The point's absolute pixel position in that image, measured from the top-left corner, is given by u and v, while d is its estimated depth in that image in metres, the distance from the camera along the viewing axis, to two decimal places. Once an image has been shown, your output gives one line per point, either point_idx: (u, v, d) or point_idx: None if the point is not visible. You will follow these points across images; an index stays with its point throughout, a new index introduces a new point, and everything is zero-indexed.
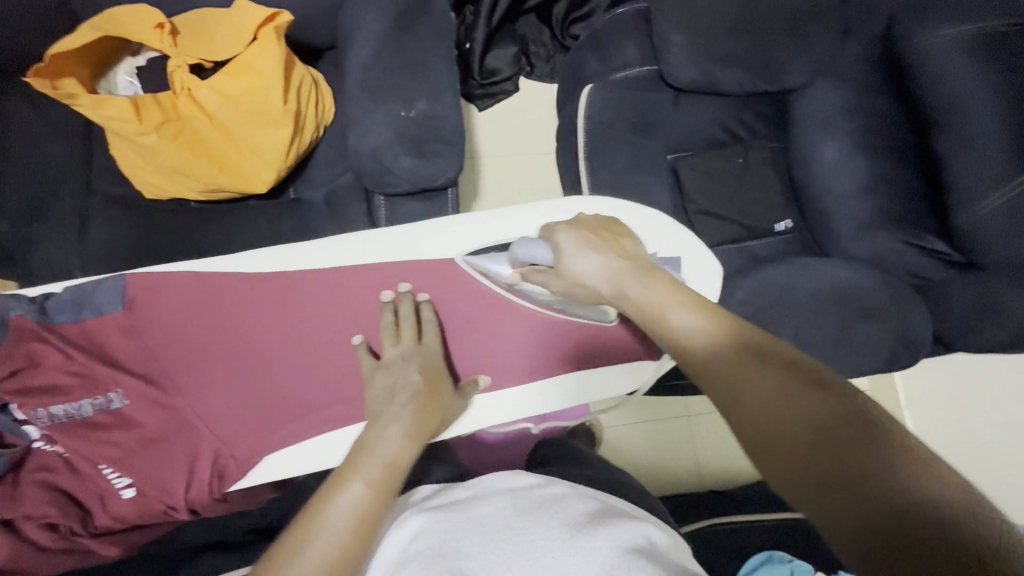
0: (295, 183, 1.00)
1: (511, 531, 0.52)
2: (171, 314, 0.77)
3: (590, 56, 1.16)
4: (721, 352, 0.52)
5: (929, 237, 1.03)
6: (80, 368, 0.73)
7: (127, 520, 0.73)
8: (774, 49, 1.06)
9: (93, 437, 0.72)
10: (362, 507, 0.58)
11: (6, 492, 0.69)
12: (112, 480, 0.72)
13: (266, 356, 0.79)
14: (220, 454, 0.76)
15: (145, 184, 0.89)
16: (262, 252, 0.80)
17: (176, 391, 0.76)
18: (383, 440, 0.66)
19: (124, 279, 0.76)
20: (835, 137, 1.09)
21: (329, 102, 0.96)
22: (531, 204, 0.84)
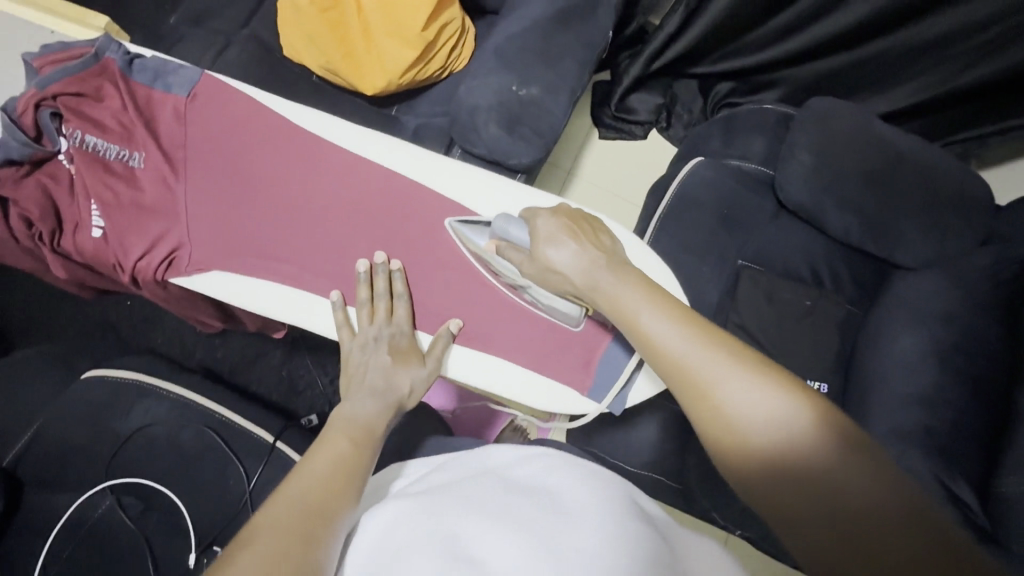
0: (399, 105, 1.06)
1: (496, 516, 0.52)
2: (220, 119, 0.83)
3: (716, 135, 1.17)
4: (692, 364, 0.55)
5: (961, 483, 0.86)
6: (126, 121, 0.81)
7: (83, 256, 0.77)
8: (892, 218, 1.01)
9: (102, 175, 0.78)
10: (346, 459, 0.61)
11: (14, 177, 0.75)
12: (91, 216, 0.77)
13: (269, 192, 0.82)
14: (180, 247, 0.79)
15: (286, 40, 1.00)
16: (315, 113, 0.84)
17: (184, 179, 0.81)
18: (358, 410, 0.67)
19: (202, 74, 0.84)
20: (914, 333, 0.97)
21: (467, 54, 1.03)
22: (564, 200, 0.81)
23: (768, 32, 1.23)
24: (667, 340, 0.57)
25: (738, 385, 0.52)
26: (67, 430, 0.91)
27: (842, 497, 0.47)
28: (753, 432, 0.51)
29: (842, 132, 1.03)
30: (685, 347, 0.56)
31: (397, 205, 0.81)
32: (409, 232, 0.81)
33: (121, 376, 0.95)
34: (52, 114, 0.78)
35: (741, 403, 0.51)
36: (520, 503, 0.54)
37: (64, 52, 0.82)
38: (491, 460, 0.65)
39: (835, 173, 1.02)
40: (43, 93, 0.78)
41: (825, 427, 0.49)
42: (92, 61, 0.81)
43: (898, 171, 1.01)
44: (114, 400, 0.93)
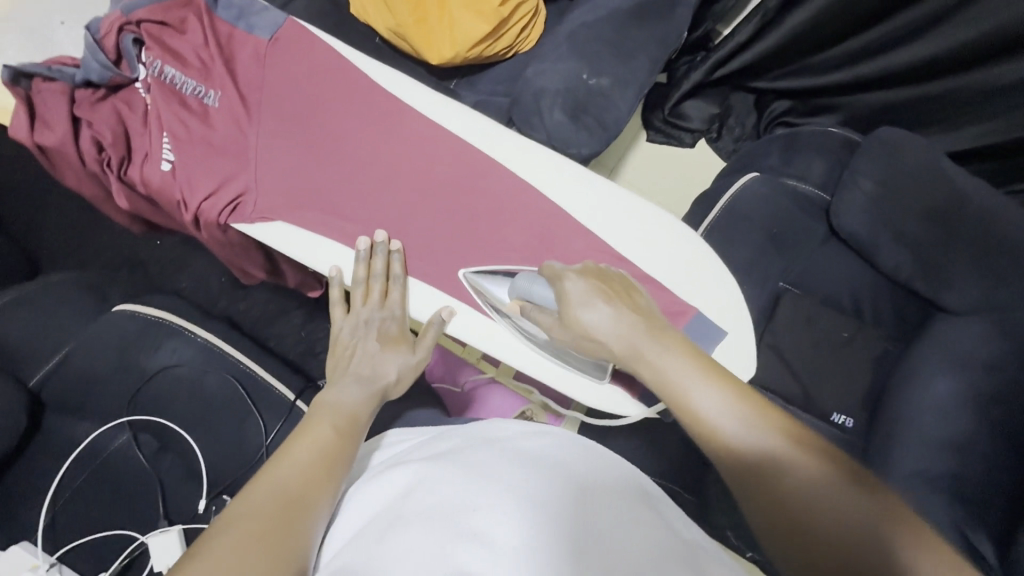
0: (459, 79, 1.04)
1: (492, 486, 0.49)
2: (299, 72, 0.82)
3: (775, 151, 1.15)
4: (741, 440, 0.49)
5: (983, 537, 0.84)
6: (205, 57, 0.79)
7: (148, 187, 0.76)
8: (948, 260, 0.98)
9: (176, 107, 0.76)
10: (330, 448, 0.59)
11: (93, 98, 0.76)
12: (162, 149, 0.76)
13: (336, 147, 0.80)
14: (246, 193, 0.76)
15: (356, 0, 0.99)
16: (393, 74, 0.83)
17: (256, 126, 0.79)
18: (337, 395, 0.65)
19: (286, 18, 0.83)
20: (949, 377, 0.93)
21: (536, 37, 1.01)
22: (626, 194, 0.79)
23: (839, 55, 1.20)
24: (654, 353, 0.57)
25: (719, 403, 0.51)
26: (91, 360, 0.91)
27: (824, 524, 0.43)
28: (729, 448, 0.49)
29: (908, 164, 1.00)
30: (672, 364, 0.55)
31: (461, 179, 0.80)
32: (462, 209, 0.79)
33: (153, 313, 0.94)
34: (135, 41, 0.77)
35: (721, 421, 0.50)
36: (507, 472, 0.51)
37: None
38: (482, 433, 0.62)
39: (894, 207, 1.00)
40: (128, 18, 0.77)
41: (808, 455, 0.47)
42: None
43: (956, 212, 0.98)
44: (146, 335, 0.92)
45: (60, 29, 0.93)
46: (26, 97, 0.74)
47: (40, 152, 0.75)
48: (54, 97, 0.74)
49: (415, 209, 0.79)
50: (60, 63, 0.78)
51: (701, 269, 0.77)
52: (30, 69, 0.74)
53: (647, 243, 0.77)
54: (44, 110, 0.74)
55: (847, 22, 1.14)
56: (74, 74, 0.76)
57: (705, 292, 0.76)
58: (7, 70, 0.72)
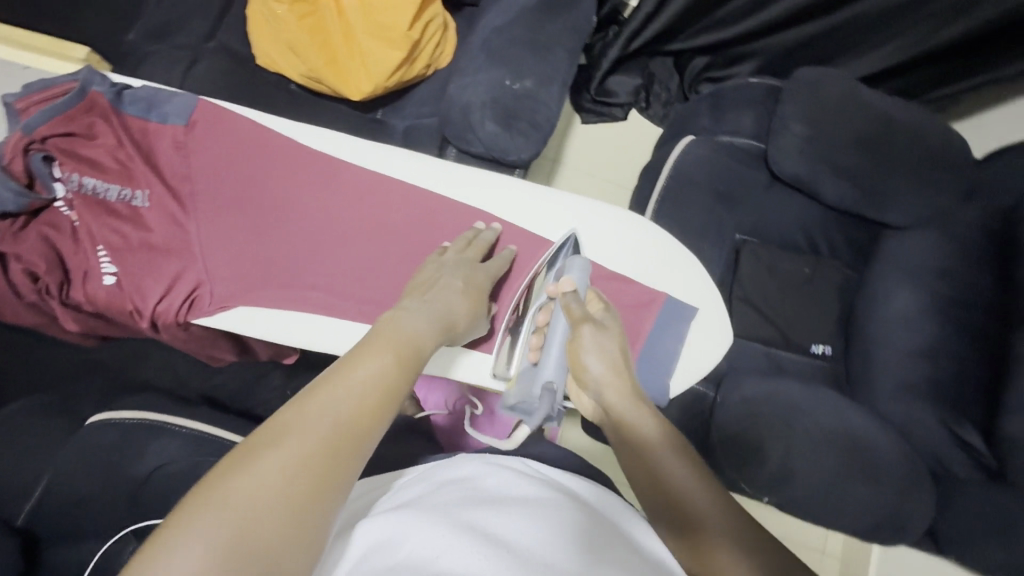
0: (384, 108, 1.04)
1: (454, 521, 0.48)
2: (220, 146, 0.79)
3: (705, 112, 1.17)
4: (674, 484, 0.61)
5: (968, 427, 0.89)
6: (123, 158, 0.76)
7: (96, 304, 0.73)
8: (888, 179, 1.02)
9: (107, 218, 0.74)
10: (388, 383, 0.48)
11: (15, 229, 0.73)
12: (101, 263, 0.73)
13: (277, 215, 0.79)
14: (201, 285, 0.74)
15: (259, 49, 0.95)
16: (319, 131, 0.83)
17: (193, 214, 0.77)
18: (410, 321, 0.55)
19: (196, 100, 0.80)
20: (911, 289, 0.99)
21: (450, 50, 1.01)
22: (580, 198, 0.83)
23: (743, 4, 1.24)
24: (634, 416, 0.64)
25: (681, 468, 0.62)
26: (76, 478, 0.87)
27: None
28: (680, 498, 0.60)
29: (831, 98, 1.04)
30: (652, 432, 0.64)
31: (415, 215, 0.80)
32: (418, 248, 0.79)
33: (126, 417, 0.92)
34: (44, 159, 0.74)
35: (683, 483, 0.61)
36: (479, 509, 0.51)
37: (50, 89, 0.77)
38: (440, 474, 0.61)
39: (827, 141, 1.03)
40: (29, 136, 0.73)
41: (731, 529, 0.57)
42: (78, 97, 0.75)
43: (885, 134, 1.02)
44: (129, 440, 0.90)
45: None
46: None
47: None
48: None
49: (371, 255, 0.78)
50: None
51: (665, 252, 0.83)
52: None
53: (608, 237, 0.82)
54: None
55: None
56: None
57: (672, 272, 0.82)
58: None
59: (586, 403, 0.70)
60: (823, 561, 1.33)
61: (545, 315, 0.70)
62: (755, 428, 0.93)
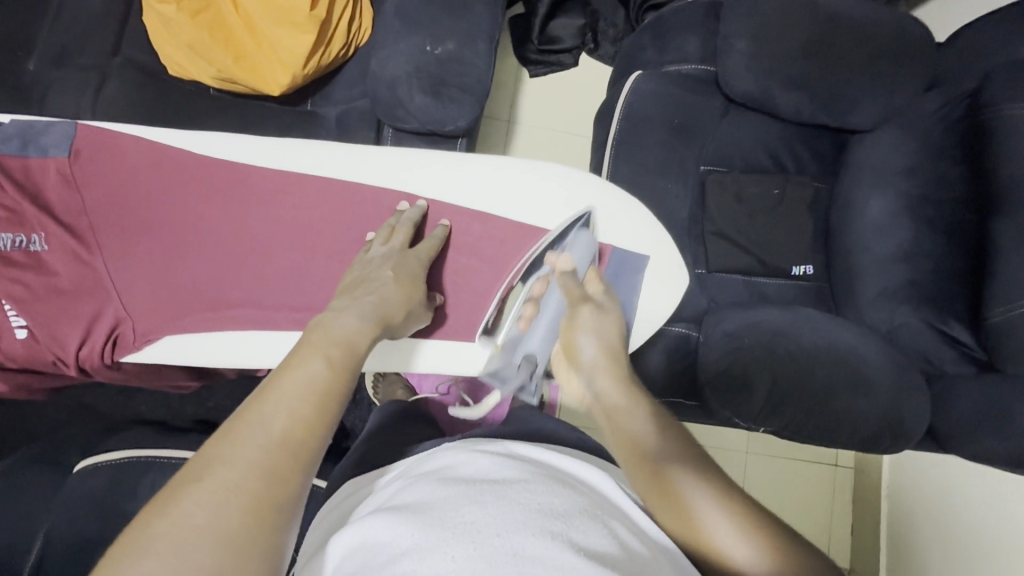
0: (314, 97, 0.98)
1: (425, 512, 0.44)
2: (115, 174, 0.77)
3: (649, 43, 1.10)
4: (659, 455, 0.53)
5: (954, 324, 0.87)
6: (10, 203, 0.73)
7: (17, 360, 0.71)
8: (844, 83, 0.97)
9: (5, 268, 0.71)
10: (321, 383, 0.48)
11: None
12: (9, 317, 0.71)
13: (193, 236, 0.78)
14: (120, 322, 0.74)
15: (168, 58, 0.89)
16: (223, 139, 0.79)
17: (99, 251, 0.75)
18: (338, 320, 0.56)
19: (74, 126, 0.77)
20: (884, 192, 0.96)
21: (368, 23, 0.94)
22: (520, 163, 0.82)
23: None
24: (619, 395, 0.60)
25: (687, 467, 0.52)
26: (73, 525, 0.87)
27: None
28: (665, 469, 0.52)
29: (776, 5, 0.98)
30: (650, 434, 0.56)
31: (336, 210, 0.79)
32: (348, 245, 0.78)
33: (116, 455, 0.92)
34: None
35: (669, 465, 0.52)
36: (452, 493, 0.46)
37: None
38: (420, 467, 0.57)
39: (777, 52, 0.98)
40: None
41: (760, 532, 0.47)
42: None
43: (836, 33, 0.97)
44: (122, 479, 0.90)
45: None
46: None
47: None
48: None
49: (301, 260, 0.78)
50: None
51: (611, 206, 0.82)
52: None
53: (553, 200, 0.81)
54: None
55: None
56: None
57: (620, 224, 0.82)
58: None
59: (575, 388, 0.66)
60: (839, 476, 1.33)
61: (541, 284, 0.73)
62: (743, 361, 0.91)
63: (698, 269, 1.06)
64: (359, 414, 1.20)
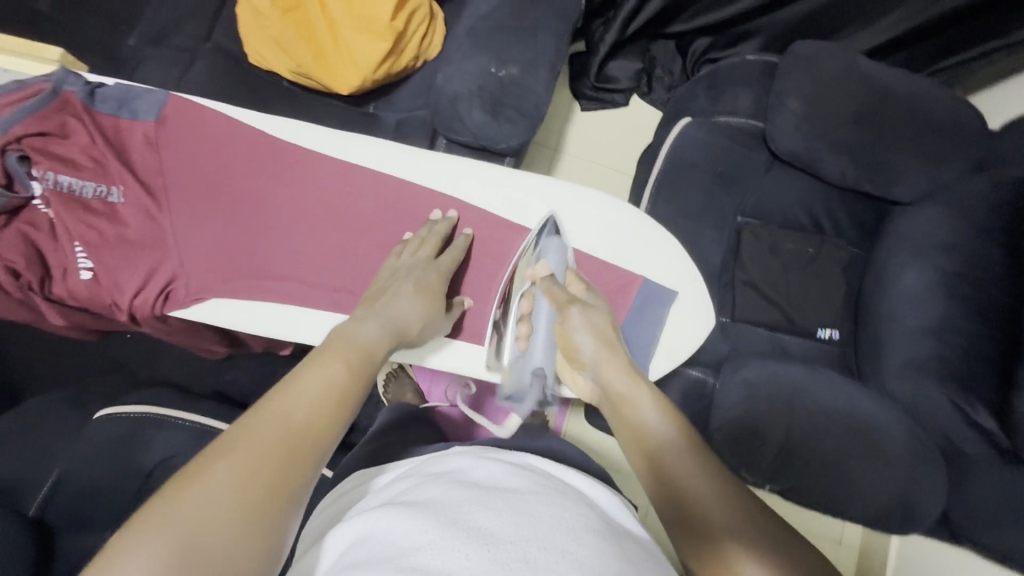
0: (376, 101, 1.04)
1: (437, 510, 0.45)
2: (191, 142, 0.82)
3: (702, 92, 1.14)
4: (663, 452, 0.56)
5: (980, 408, 0.83)
6: (98, 156, 0.79)
7: (78, 299, 0.76)
8: (889, 155, 0.98)
9: (83, 213, 0.77)
10: (342, 382, 0.51)
11: None
12: (78, 258, 0.76)
13: (253, 208, 0.82)
14: (175, 278, 0.78)
15: (250, 47, 0.97)
16: (294, 123, 0.85)
17: (167, 210, 0.80)
18: (360, 326, 0.60)
19: (166, 95, 0.83)
20: (920, 266, 0.95)
21: (438, 41, 1.00)
22: (564, 184, 0.85)
23: None
24: (625, 386, 0.62)
25: (741, 539, 0.48)
26: (87, 472, 0.90)
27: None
28: (669, 468, 0.55)
29: (832, 71, 1.01)
30: (657, 426, 0.58)
31: (387, 206, 0.83)
32: (393, 240, 0.82)
33: (133, 409, 0.97)
34: (19, 157, 0.75)
35: (677, 464, 0.55)
36: (465, 496, 0.47)
37: (21, 90, 0.77)
38: (430, 468, 0.58)
39: (828, 117, 1.00)
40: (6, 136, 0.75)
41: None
42: (51, 96, 0.78)
43: (889, 105, 0.98)
44: (138, 435, 0.94)
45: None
46: None
47: None
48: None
49: (347, 247, 0.82)
50: None
51: (647, 237, 0.84)
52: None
53: (589, 224, 0.84)
54: None
55: None
56: None
57: (653, 257, 0.84)
58: None
59: (580, 385, 0.71)
60: (843, 553, 1.28)
61: (528, 301, 0.74)
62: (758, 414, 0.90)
63: (722, 316, 1.06)
64: (368, 409, 1.22)
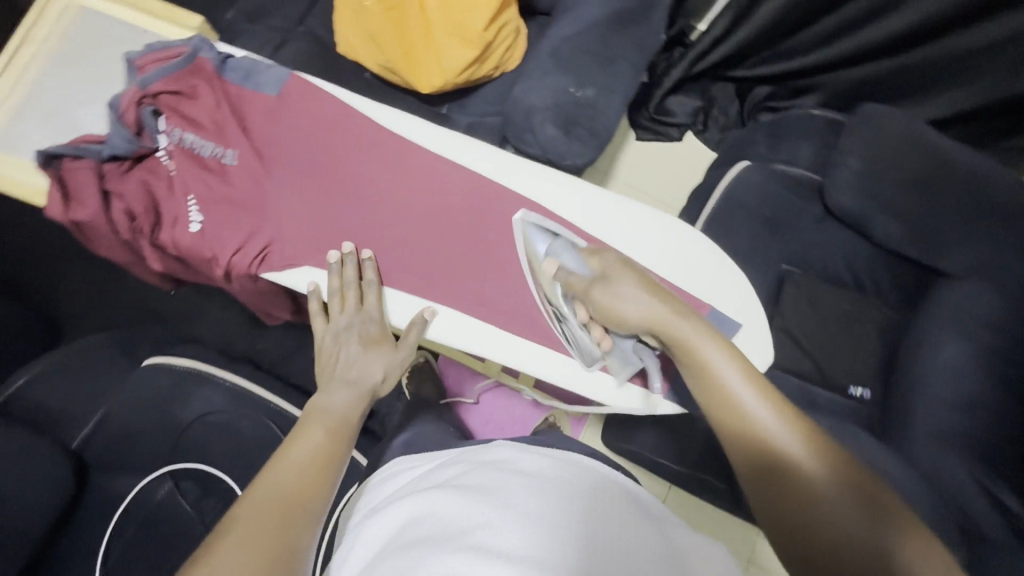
0: (450, 104, 1.08)
1: (487, 497, 0.53)
2: (304, 118, 0.88)
3: (762, 139, 1.18)
4: (747, 410, 0.55)
5: (1003, 487, 0.87)
6: (218, 119, 0.86)
7: (179, 248, 0.81)
8: (941, 227, 1.00)
9: (200, 170, 0.84)
10: (322, 448, 0.63)
11: (120, 170, 0.82)
12: (189, 211, 0.82)
13: (349, 187, 0.87)
14: (272, 243, 0.83)
15: (344, 37, 1.02)
16: (396, 114, 0.89)
17: (273, 178, 0.86)
18: (330, 399, 0.70)
19: (288, 74, 0.89)
20: (961, 340, 0.95)
21: (519, 54, 1.04)
22: (642, 206, 0.88)
23: (812, 37, 1.26)
24: (695, 340, 0.60)
25: (815, 461, 0.51)
26: (128, 417, 0.95)
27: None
28: (755, 428, 0.54)
29: (892, 135, 1.03)
30: (738, 381, 0.57)
31: (478, 204, 0.87)
32: (464, 236, 0.87)
33: (183, 363, 1.00)
34: (153, 111, 0.84)
35: (762, 422, 0.54)
36: (513, 484, 0.55)
37: (165, 51, 0.86)
38: (476, 456, 0.65)
39: (884, 181, 1.02)
40: (144, 92, 0.84)
41: (908, 528, 0.47)
42: (188, 61, 0.86)
43: (945, 178, 1.00)
44: (178, 389, 0.97)
45: (81, 107, 0.93)
46: (59, 176, 0.79)
47: (73, 227, 0.80)
48: (82, 172, 0.80)
49: (424, 237, 0.86)
50: (87, 140, 0.84)
51: (713, 267, 0.86)
52: (58, 151, 0.80)
53: (658, 246, 0.86)
54: (76, 187, 0.79)
55: (814, 8, 1.19)
56: (100, 151, 0.81)
57: (716, 287, 0.85)
58: (38, 154, 0.79)
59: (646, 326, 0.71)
60: None
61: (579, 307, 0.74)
62: None
63: None
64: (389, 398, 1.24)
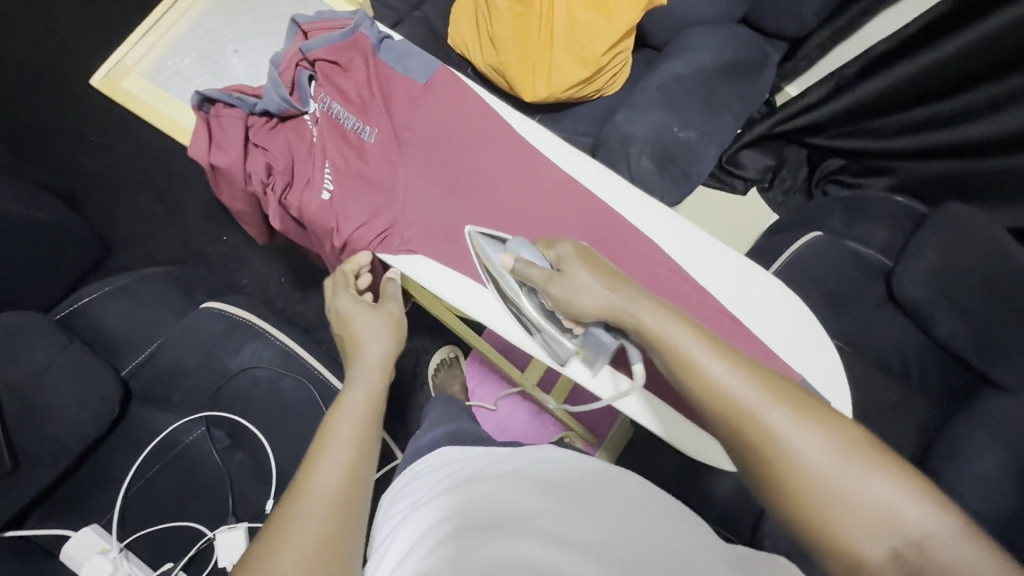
0: (542, 114, 1.09)
1: (550, 493, 0.57)
2: (440, 109, 0.92)
3: (839, 212, 1.19)
4: (712, 377, 0.54)
5: None
6: (366, 97, 0.91)
7: (306, 212, 0.84)
8: (1006, 335, 0.99)
9: (340, 141, 0.89)
10: (354, 450, 0.60)
11: (268, 126, 0.86)
12: (323, 178, 0.86)
13: (466, 182, 0.90)
14: (393, 225, 0.87)
15: (459, 31, 1.05)
16: (522, 119, 0.92)
17: (403, 161, 0.90)
18: (350, 398, 0.66)
19: (439, 65, 0.93)
20: (1007, 450, 0.93)
21: (621, 81, 1.06)
22: (742, 259, 0.86)
23: (900, 122, 1.26)
24: (658, 321, 0.60)
25: (779, 412, 0.50)
26: (176, 354, 0.96)
27: (880, 535, 0.45)
28: (721, 396, 0.53)
29: (970, 235, 1.04)
30: (696, 348, 0.56)
31: (585, 225, 0.87)
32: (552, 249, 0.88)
33: (240, 314, 0.99)
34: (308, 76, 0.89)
35: (727, 385, 0.53)
36: (579, 488, 0.59)
37: (331, 22, 0.92)
38: (531, 451, 0.68)
39: (955, 278, 1.03)
40: (305, 56, 0.89)
41: (873, 453, 0.48)
42: (350, 34, 0.91)
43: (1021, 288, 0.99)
44: (230, 337, 0.97)
45: (234, 57, 1.16)
46: (208, 119, 0.82)
47: (209, 170, 0.83)
48: (231, 120, 0.83)
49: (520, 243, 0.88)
50: (239, 89, 0.87)
51: (803, 331, 0.83)
52: (214, 95, 0.83)
53: (749, 299, 0.84)
54: (221, 132, 0.83)
55: (909, 96, 1.22)
56: (253, 103, 0.84)
57: (806, 355, 0.82)
58: (196, 95, 0.82)
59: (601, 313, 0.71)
60: None
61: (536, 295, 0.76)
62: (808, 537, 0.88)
63: None
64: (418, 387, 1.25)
